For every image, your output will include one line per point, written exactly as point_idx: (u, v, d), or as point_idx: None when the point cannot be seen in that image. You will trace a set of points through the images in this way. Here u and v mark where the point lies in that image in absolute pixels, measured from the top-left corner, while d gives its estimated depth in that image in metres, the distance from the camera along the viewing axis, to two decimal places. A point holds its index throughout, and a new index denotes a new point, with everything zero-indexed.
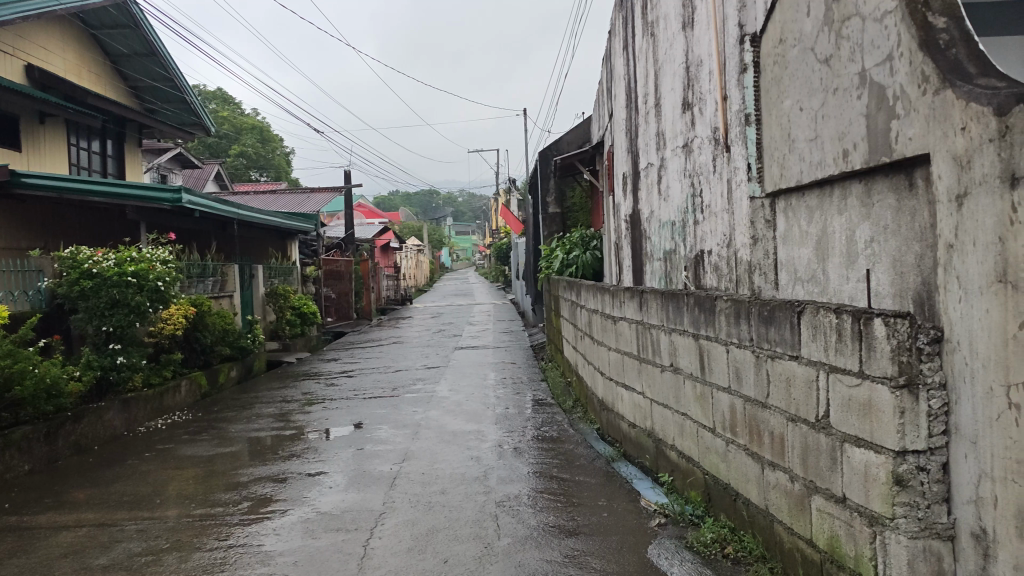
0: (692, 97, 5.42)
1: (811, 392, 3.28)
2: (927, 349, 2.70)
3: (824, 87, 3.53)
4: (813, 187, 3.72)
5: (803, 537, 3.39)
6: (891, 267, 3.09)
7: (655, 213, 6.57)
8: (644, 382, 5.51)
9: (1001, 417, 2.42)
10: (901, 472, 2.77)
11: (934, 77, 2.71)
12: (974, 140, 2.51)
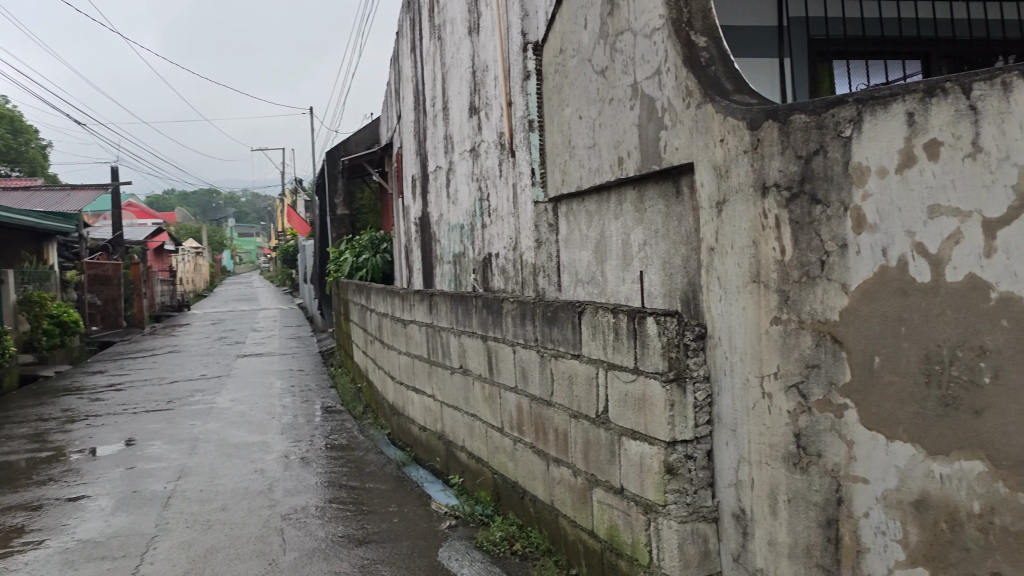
0: (478, 102, 5.50)
1: (591, 389, 3.42)
2: (693, 345, 2.91)
3: (601, 97, 3.70)
4: (591, 192, 3.89)
5: (585, 528, 3.53)
6: (661, 269, 3.29)
7: (444, 215, 6.60)
8: (434, 384, 5.53)
9: (757, 405, 2.68)
10: (671, 461, 2.93)
11: (697, 91, 2.92)
12: (731, 151, 2.74)
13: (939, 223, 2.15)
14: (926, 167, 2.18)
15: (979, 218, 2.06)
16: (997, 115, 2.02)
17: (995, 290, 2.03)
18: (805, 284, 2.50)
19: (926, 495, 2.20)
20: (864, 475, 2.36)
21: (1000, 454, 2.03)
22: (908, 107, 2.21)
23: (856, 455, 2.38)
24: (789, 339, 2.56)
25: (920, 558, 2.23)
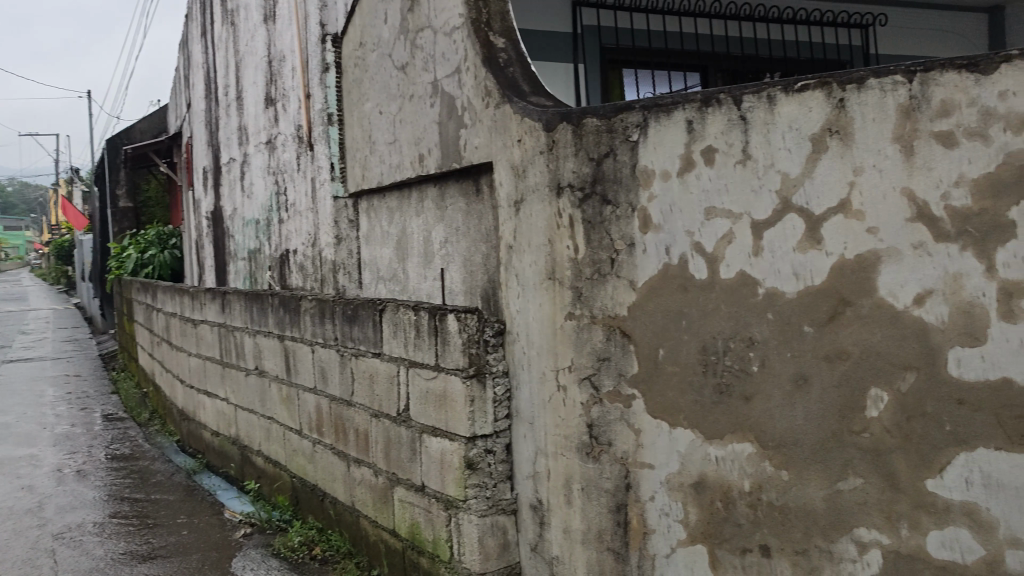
0: (275, 93, 5.30)
1: (392, 388, 3.39)
2: (492, 341, 2.95)
3: (401, 92, 3.68)
4: (392, 189, 3.86)
5: (386, 528, 3.50)
6: (461, 266, 3.32)
7: (238, 210, 6.31)
8: (227, 387, 5.27)
9: (552, 398, 2.77)
10: (472, 456, 2.96)
11: (495, 91, 2.97)
12: (528, 151, 2.81)
13: (715, 224, 2.36)
14: (704, 172, 2.37)
15: (748, 220, 2.30)
16: (763, 126, 2.26)
17: (762, 285, 2.28)
18: (597, 281, 2.62)
19: (704, 477, 2.40)
20: (650, 461, 2.51)
21: (766, 435, 2.29)
22: (688, 115, 2.39)
23: (643, 443, 2.53)
24: (582, 334, 2.66)
25: (699, 536, 2.42)
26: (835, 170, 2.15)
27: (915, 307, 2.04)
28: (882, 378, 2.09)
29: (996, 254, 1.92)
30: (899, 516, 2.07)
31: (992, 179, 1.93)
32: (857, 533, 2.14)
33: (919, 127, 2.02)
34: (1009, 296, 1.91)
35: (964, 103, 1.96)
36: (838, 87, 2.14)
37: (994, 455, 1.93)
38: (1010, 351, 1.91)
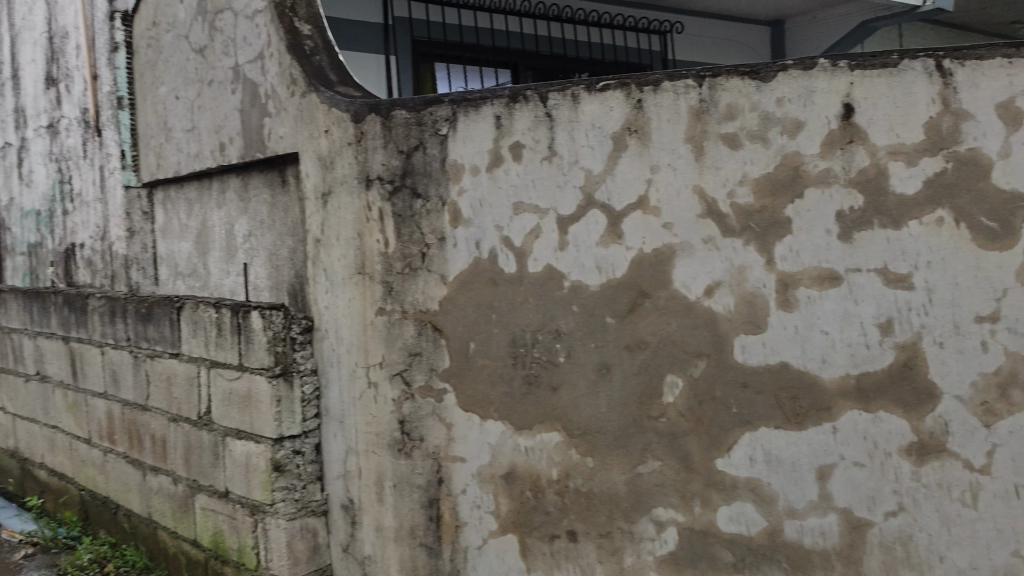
0: (57, 72, 4.86)
1: (192, 390, 3.20)
2: (300, 338, 2.85)
3: (199, 78, 3.47)
4: (190, 179, 3.64)
5: (188, 538, 3.30)
6: (266, 261, 3.18)
7: (14, 199, 5.73)
8: (3, 395, 4.78)
9: (363, 395, 2.72)
10: (279, 458, 2.85)
11: (300, 79, 2.87)
12: (335, 142, 2.74)
13: (522, 219, 2.40)
14: (511, 167, 2.40)
15: (554, 215, 2.36)
16: (568, 123, 2.32)
17: (568, 279, 2.35)
18: (407, 276, 2.59)
19: (514, 468, 2.45)
20: (461, 455, 2.53)
21: (572, 425, 2.37)
22: (496, 110, 2.41)
23: (455, 436, 2.54)
24: (392, 329, 2.63)
25: (510, 526, 2.47)
26: (634, 168, 2.26)
27: (706, 298, 2.20)
28: (677, 365, 2.23)
29: (775, 248, 2.12)
30: (693, 494, 2.23)
31: (771, 179, 2.12)
32: (655, 513, 2.27)
33: (709, 129, 2.17)
34: (785, 287, 2.11)
35: (747, 107, 2.13)
36: (636, 88, 2.24)
37: (773, 434, 2.14)
38: (786, 337, 2.12)
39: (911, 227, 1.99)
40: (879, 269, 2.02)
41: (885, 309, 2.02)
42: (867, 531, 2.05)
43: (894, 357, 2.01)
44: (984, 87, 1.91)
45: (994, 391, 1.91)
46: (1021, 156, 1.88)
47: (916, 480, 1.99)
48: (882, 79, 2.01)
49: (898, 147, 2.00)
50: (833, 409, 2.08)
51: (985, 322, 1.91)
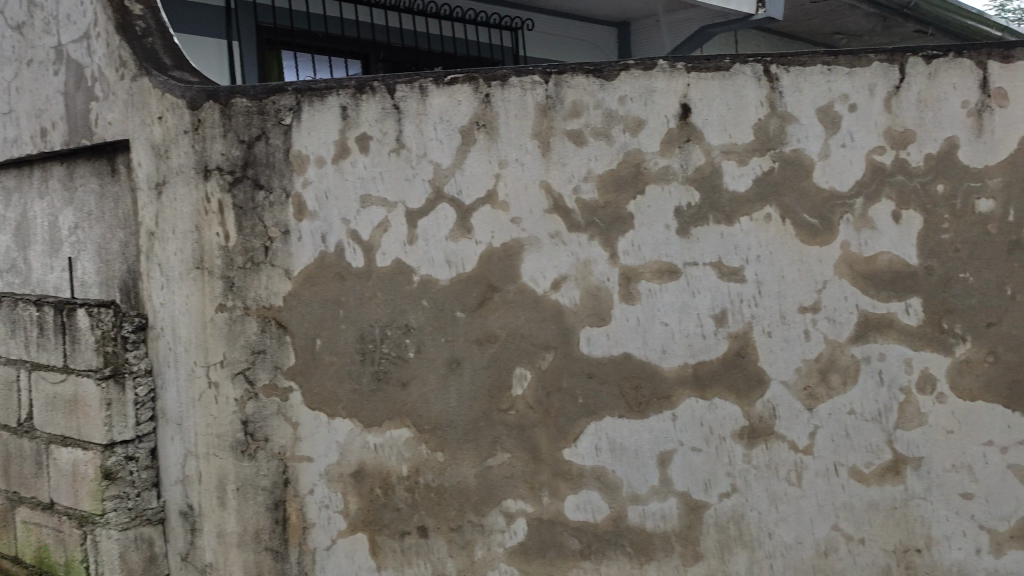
0: None
1: (11, 395, 2.96)
2: (132, 338, 2.69)
3: (16, 56, 3.20)
4: (8, 166, 3.35)
5: (9, 555, 3.05)
6: (95, 255, 2.98)
7: None
8: None
9: (202, 396, 2.60)
10: (110, 465, 2.68)
11: (131, 62, 2.70)
12: (170, 130, 2.60)
13: (370, 212, 2.36)
14: (358, 159, 2.36)
15: (402, 209, 2.33)
16: (416, 116, 2.30)
17: (417, 273, 2.33)
18: (249, 271, 2.49)
19: (363, 466, 2.40)
20: (308, 454, 2.46)
21: (421, 420, 2.35)
22: (342, 100, 2.35)
23: (301, 436, 2.46)
24: (233, 326, 2.52)
25: (359, 525, 2.42)
26: (482, 162, 2.27)
27: (553, 292, 2.25)
28: (524, 358, 2.27)
29: (618, 242, 2.21)
30: (541, 485, 2.28)
31: (614, 175, 2.21)
32: (504, 505, 2.30)
33: (555, 125, 2.22)
34: (628, 281, 2.22)
35: (591, 105, 2.20)
36: (484, 82, 2.25)
37: (617, 423, 2.24)
38: (629, 328, 2.22)
39: (743, 223, 2.17)
40: (714, 263, 2.18)
41: (719, 301, 2.19)
42: (703, 512, 2.21)
43: (727, 346, 2.19)
44: (806, 93, 2.13)
45: (815, 376, 2.15)
46: (838, 157, 2.12)
47: (748, 462, 2.19)
48: (716, 82, 2.16)
49: (730, 147, 2.17)
50: (672, 397, 2.21)
51: (807, 312, 2.15)
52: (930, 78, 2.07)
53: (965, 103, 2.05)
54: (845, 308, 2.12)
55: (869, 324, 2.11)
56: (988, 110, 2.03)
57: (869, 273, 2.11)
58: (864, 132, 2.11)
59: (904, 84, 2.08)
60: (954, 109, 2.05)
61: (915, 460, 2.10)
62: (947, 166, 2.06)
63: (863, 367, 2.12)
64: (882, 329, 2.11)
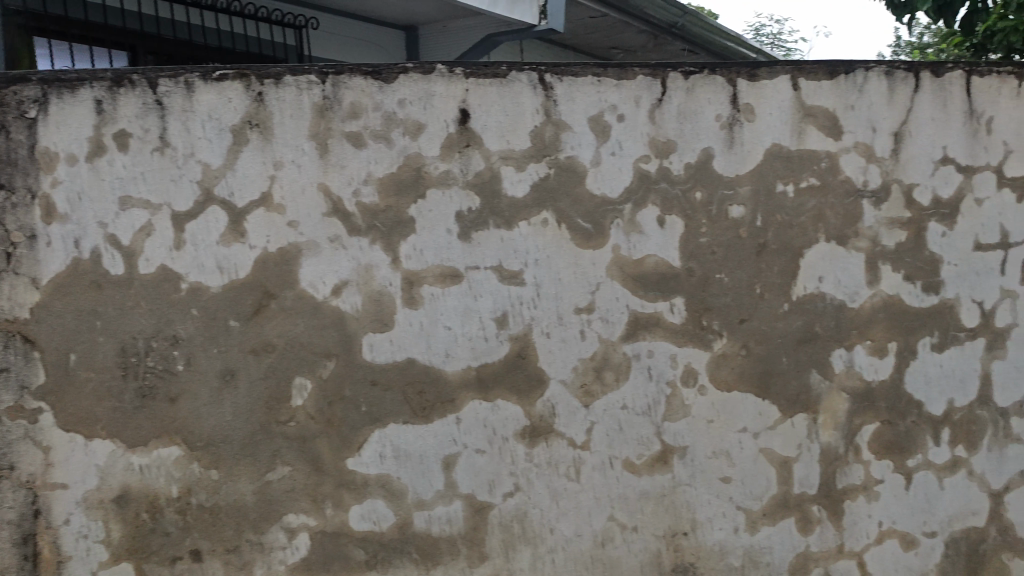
0: None
1: None
2: None
3: None
4: None
5: None
6: None
7: None
8: None
9: None
10: None
11: None
12: None
13: (131, 215, 2.14)
14: (116, 158, 2.13)
15: (168, 211, 2.15)
16: (182, 113, 2.14)
17: (185, 281, 2.15)
18: None
19: (127, 489, 2.16)
20: (62, 481, 2.15)
21: (193, 436, 2.17)
22: (96, 94, 2.11)
23: (54, 461, 2.14)
24: None
25: (123, 554, 2.17)
26: (256, 162, 2.16)
27: (334, 298, 2.18)
28: (304, 367, 2.18)
29: (400, 247, 2.19)
30: (324, 497, 2.20)
31: (394, 179, 2.19)
32: (285, 520, 2.20)
33: (333, 127, 2.16)
34: (410, 285, 2.20)
35: (370, 107, 2.17)
36: (256, 80, 2.14)
37: (402, 429, 2.21)
38: (412, 333, 2.21)
39: (522, 228, 2.24)
40: (495, 267, 2.23)
41: (500, 304, 2.23)
42: (488, 512, 2.25)
43: (508, 348, 2.24)
44: (578, 102, 2.25)
45: (591, 375, 2.28)
46: (608, 165, 2.27)
47: (530, 460, 2.26)
48: (493, 88, 2.20)
49: (508, 152, 2.22)
50: (457, 400, 2.23)
51: (583, 313, 2.27)
52: (689, 92, 2.30)
53: (719, 118, 2.32)
54: (617, 308, 2.29)
55: (639, 323, 2.30)
56: (737, 124, 2.33)
57: (636, 275, 2.30)
58: (632, 142, 2.28)
59: (666, 96, 2.29)
60: (710, 123, 2.31)
61: (681, 449, 2.33)
62: (704, 175, 2.32)
63: (634, 363, 2.30)
64: (650, 327, 2.31)
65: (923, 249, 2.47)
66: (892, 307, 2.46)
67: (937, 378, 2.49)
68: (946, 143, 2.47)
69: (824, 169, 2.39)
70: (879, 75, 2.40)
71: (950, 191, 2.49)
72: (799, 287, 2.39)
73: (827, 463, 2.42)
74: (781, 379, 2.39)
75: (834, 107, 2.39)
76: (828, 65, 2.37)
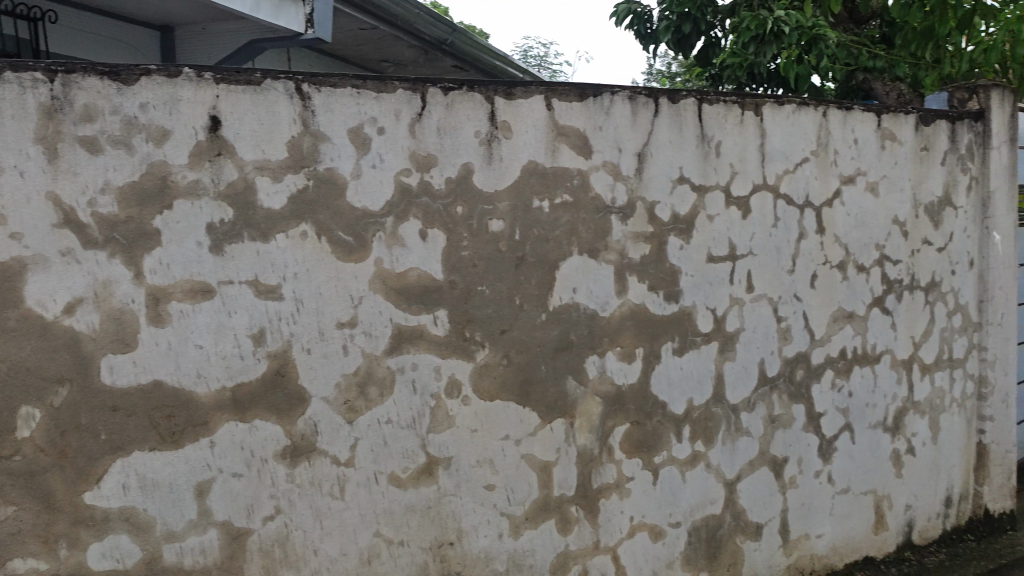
0: None
1: None
2: None
3: None
4: None
5: None
6: None
7: None
8: None
9: None
10: None
11: None
12: None
13: None
14: None
15: None
16: None
17: None
18: None
19: None
20: None
21: None
22: None
23: None
24: None
25: None
26: None
27: (66, 317, 1.94)
28: (31, 395, 1.91)
29: (144, 261, 2.01)
30: (57, 537, 1.94)
31: (136, 188, 2.00)
32: (10, 566, 1.90)
33: (63, 130, 1.93)
34: (156, 301, 2.03)
35: (107, 110, 1.97)
36: None
37: (148, 457, 2.03)
38: (158, 354, 2.03)
39: (279, 241, 2.15)
40: (250, 281, 2.12)
41: (256, 320, 2.13)
42: (246, 539, 2.13)
43: (266, 366, 2.15)
44: (337, 114, 2.21)
45: (354, 391, 2.25)
46: (368, 177, 2.25)
47: (290, 481, 2.17)
48: (247, 96, 2.11)
49: (264, 163, 2.13)
50: (210, 423, 2.09)
51: (345, 327, 2.23)
52: (448, 108, 2.34)
53: (478, 134, 2.38)
54: (380, 322, 2.27)
55: (403, 336, 2.30)
56: (495, 141, 2.41)
57: (399, 288, 2.30)
58: (392, 155, 2.28)
59: (425, 111, 2.31)
60: (468, 138, 2.37)
61: (445, 460, 2.36)
62: (464, 189, 2.37)
63: (398, 377, 2.30)
64: (414, 341, 2.31)
65: (664, 260, 2.69)
66: (638, 315, 2.65)
67: (678, 380, 2.73)
68: (682, 164, 2.71)
69: (576, 186, 2.53)
70: (624, 99, 2.59)
71: (686, 209, 2.73)
72: (555, 297, 2.51)
73: (584, 465, 2.56)
74: (540, 386, 2.49)
75: (584, 127, 2.53)
76: (578, 88, 2.51)
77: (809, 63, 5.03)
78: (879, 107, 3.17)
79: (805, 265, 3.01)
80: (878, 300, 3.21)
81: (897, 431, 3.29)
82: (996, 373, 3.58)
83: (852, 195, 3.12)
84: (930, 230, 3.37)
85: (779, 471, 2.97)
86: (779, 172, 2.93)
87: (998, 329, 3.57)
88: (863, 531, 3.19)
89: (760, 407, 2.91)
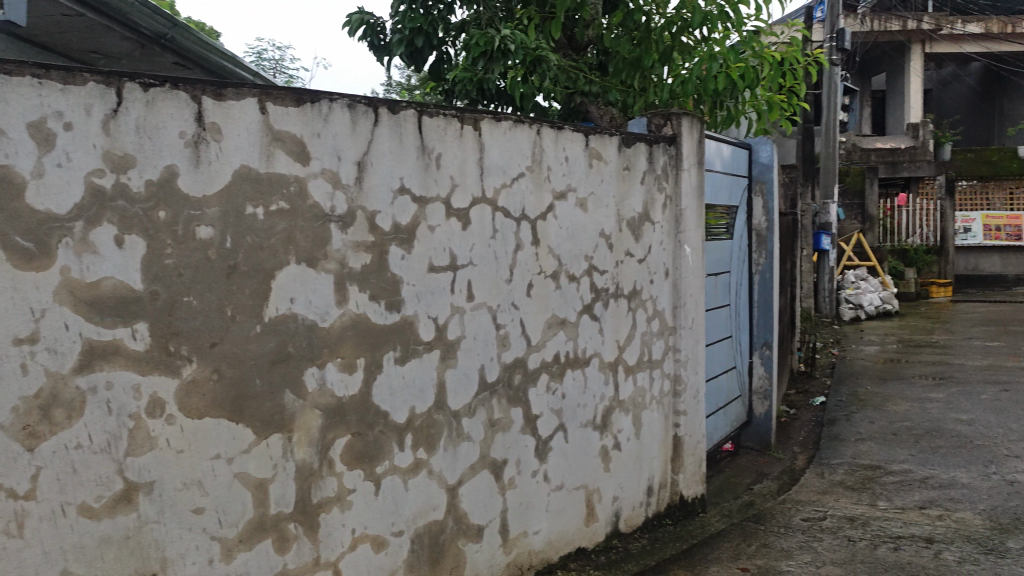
0: None
1: None
2: None
3: None
4: None
5: None
6: None
7: None
8: None
9: None
10: None
11: None
12: None
13: None
14: None
15: None
16: None
17: None
18: None
19: None
20: None
21: None
22: None
23: None
24: None
25: None
26: None
27: None
28: None
29: None
30: None
31: None
32: None
33: None
34: None
35: None
36: None
37: None
38: None
39: None
40: None
41: None
42: None
43: None
44: (13, 104, 1.95)
45: (36, 414, 1.99)
46: (53, 177, 2.01)
47: None
48: None
49: None
50: None
51: (23, 344, 1.97)
52: (149, 106, 2.16)
53: (183, 136, 2.23)
54: (67, 338, 2.04)
55: (94, 352, 2.08)
56: (203, 143, 2.27)
57: (91, 299, 2.08)
58: (81, 154, 2.06)
59: (121, 108, 2.12)
60: (172, 139, 2.21)
61: (146, 485, 2.17)
62: (168, 194, 2.21)
63: (89, 398, 2.08)
64: (108, 357, 2.11)
65: (386, 270, 2.70)
66: (359, 325, 2.63)
67: (399, 389, 2.75)
68: (402, 174, 2.74)
69: (293, 193, 2.46)
70: (343, 107, 2.56)
71: (407, 219, 2.76)
72: (271, 308, 2.41)
73: (302, 480, 2.49)
74: (255, 401, 2.38)
75: (301, 133, 2.47)
76: (294, 93, 2.44)
77: (534, 83, 5.39)
78: (587, 129, 3.42)
79: (522, 274, 3.16)
80: (587, 308, 3.46)
81: (605, 428, 3.55)
82: (688, 372, 3.99)
83: (563, 209, 3.34)
84: (632, 243, 3.69)
85: (498, 473, 3.08)
86: (497, 186, 3.05)
87: (689, 332, 3.99)
88: (576, 524, 3.41)
89: (480, 412, 3.02)
